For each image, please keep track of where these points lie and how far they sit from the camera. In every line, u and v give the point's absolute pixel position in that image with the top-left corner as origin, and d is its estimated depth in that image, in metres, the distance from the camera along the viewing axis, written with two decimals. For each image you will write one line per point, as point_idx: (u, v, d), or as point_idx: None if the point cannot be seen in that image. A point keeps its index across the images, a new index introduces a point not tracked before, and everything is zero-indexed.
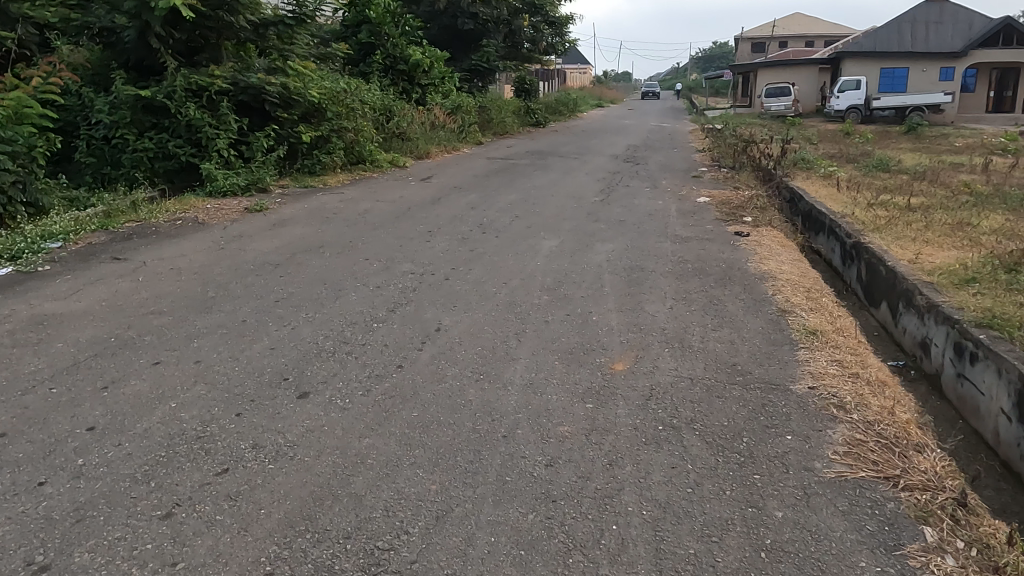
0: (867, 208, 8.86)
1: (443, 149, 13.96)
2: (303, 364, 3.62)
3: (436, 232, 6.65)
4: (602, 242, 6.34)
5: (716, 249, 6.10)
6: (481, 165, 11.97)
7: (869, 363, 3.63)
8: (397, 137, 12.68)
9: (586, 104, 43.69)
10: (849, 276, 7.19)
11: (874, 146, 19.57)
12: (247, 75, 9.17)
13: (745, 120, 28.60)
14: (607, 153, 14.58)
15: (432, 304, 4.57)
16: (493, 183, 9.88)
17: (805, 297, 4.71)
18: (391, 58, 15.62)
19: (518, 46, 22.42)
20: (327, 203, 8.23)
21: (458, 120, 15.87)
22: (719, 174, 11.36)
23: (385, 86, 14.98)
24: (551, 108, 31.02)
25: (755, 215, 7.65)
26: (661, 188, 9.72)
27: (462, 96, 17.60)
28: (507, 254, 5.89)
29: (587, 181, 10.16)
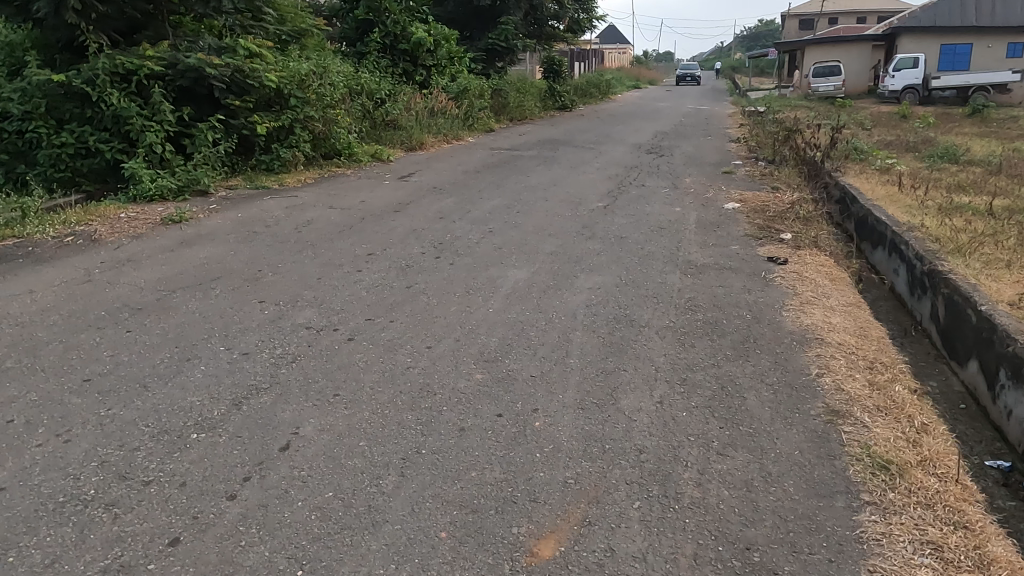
0: (941, 216, 7.12)
1: (442, 138, 12.45)
2: (11, 538, 2.16)
3: (376, 256, 5.17)
4: (587, 273, 4.78)
5: (738, 287, 4.50)
6: (479, 158, 10.44)
7: (990, 559, 2.04)
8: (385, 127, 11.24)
9: (622, 86, 41.65)
10: (923, 313, 5.51)
11: (935, 132, 17.51)
12: (188, 55, 7.76)
13: (790, 102, 26.48)
14: (630, 143, 12.90)
15: (303, 391, 3.09)
16: (484, 182, 8.35)
17: (868, 386, 3.10)
18: (391, 37, 14.14)
19: (541, 23, 20.77)
20: (270, 209, 6.80)
21: (465, 106, 14.34)
22: (756, 170, 9.65)
23: (382, 69, 13.53)
24: (583, 90, 29.18)
25: (798, 229, 5.99)
26: (683, 188, 8.10)
27: (474, 79, 16.04)
28: (452, 293, 4.38)
29: (596, 180, 8.58)
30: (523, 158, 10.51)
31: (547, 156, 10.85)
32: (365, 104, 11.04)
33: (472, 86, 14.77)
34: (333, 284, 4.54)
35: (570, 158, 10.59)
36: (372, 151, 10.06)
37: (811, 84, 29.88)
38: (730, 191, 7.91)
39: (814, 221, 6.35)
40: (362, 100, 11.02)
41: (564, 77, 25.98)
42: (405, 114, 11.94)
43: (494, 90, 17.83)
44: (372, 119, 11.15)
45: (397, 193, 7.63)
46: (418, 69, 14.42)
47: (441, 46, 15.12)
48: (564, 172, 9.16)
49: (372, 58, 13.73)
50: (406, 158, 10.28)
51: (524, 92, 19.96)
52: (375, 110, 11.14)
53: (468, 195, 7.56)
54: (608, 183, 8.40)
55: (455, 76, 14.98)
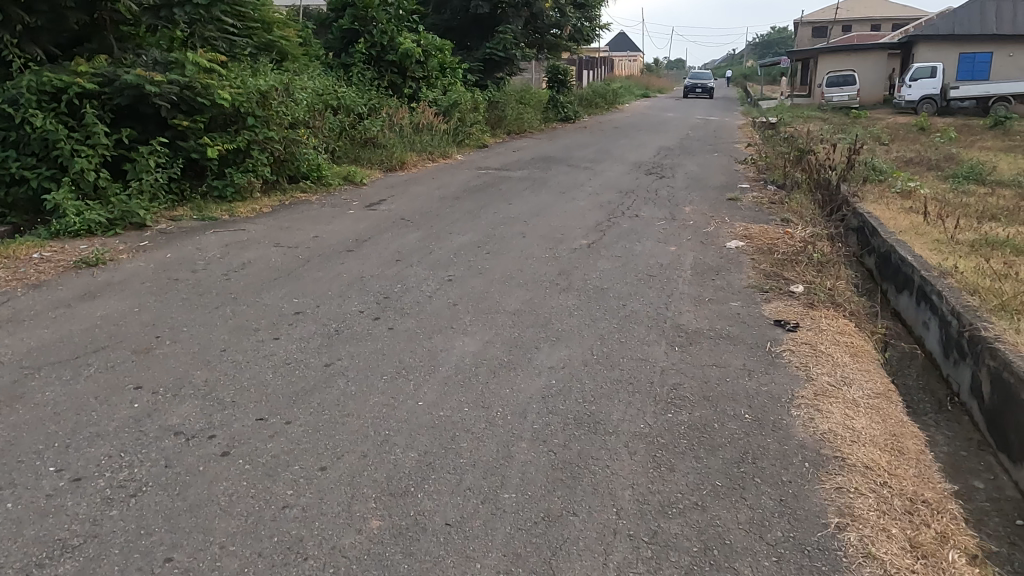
0: (975, 257, 6.21)
1: (427, 156, 11.63)
2: None
3: (305, 316, 4.33)
4: (553, 343, 3.93)
5: (735, 366, 3.63)
6: (462, 180, 9.62)
7: None
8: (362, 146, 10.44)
9: (631, 95, 40.78)
10: (963, 384, 4.60)
11: (957, 147, 16.51)
12: (128, 71, 6.97)
13: (803, 113, 25.53)
14: (630, 161, 12.03)
15: (125, 554, 2.24)
16: (460, 211, 7.51)
17: (910, 551, 2.24)
18: (377, 47, 13.36)
19: (542, 32, 19.95)
20: (207, 247, 5.98)
21: (455, 121, 13.52)
22: (765, 195, 8.77)
23: (366, 81, 12.74)
24: (588, 100, 28.27)
25: (812, 277, 5.11)
26: (681, 220, 7.24)
27: (468, 92, 15.25)
28: (379, 374, 3.53)
29: (586, 208, 7.74)
30: (510, 180, 9.69)
31: (538, 178, 10.01)
32: (340, 121, 10.24)
33: (464, 99, 13.97)
34: (238, 359, 3.70)
35: (562, 180, 9.76)
36: (344, 173, 9.24)
37: (825, 94, 28.90)
38: (734, 223, 7.04)
39: (832, 266, 5.46)
40: (337, 116, 10.23)
41: (569, 87, 25.13)
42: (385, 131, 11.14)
43: (491, 102, 17.02)
44: (349, 137, 10.34)
45: (359, 227, 6.80)
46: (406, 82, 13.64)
47: (432, 57, 14.35)
48: (551, 198, 8.32)
49: (356, 70, 12.94)
50: (383, 181, 9.48)
51: (524, 103, 19.15)
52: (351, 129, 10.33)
53: (438, 228, 6.72)
54: (599, 212, 7.56)
55: (446, 89, 14.19)
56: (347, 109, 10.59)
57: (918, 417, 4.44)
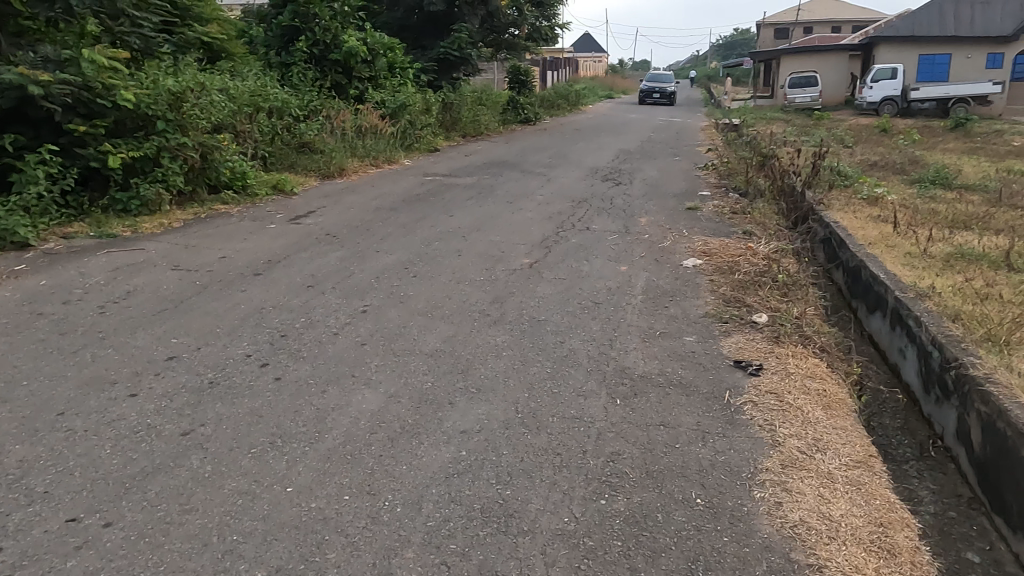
0: (952, 274, 5.69)
1: (371, 162, 10.89)
2: None
3: (178, 363, 3.61)
4: (470, 397, 3.26)
5: (685, 428, 3.01)
6: (404, 188, 8.91)
7: None
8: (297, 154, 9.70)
9: (595, 96, 40.37)
10: (948, 427, 4.04)
11: (921, 150, 16.21)
12: (12, 70, 6.16)
13: (766, 115, 25.25)
14: (587, 166, 11.43)
15: None
16: (393, 224, 6.81)
17: None
18: (320, 45, 12.60)
19: (499, 31, 19.31)
20: (91, 271, 5.20)
21: (404, 123, 12.80)
22: (726, 203, 8.22)
23: (307, 82, 11.98)
24: (550, 101, 27.68)
25: (776, 304, 4.52)
26: (635, 233, 6.64)
27: (420, 93, 14.56)
28: (246, 445, 2.83)
29: (534, 220, 7.10)
30: (456, 189, 9.01)
31: (487, 185, 9.35)
32: (272, 126, 9.47)
33: (414, 101, 13.27)
34: (75, 426, 2.97)
35: (512, 187, 9.11)
36: (273, 182, 8.48)
37: (788, 95, 28.71)
38: (693, 237, 6.46)
39: (798, 289, 4.88)
40: (269, 121, 9.46)
41: (530, 88, 24.55)
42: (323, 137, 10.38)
43: (445, 103, 16.33)
44: (282, 143, 9.57)
45: (276, 244, 6.06)
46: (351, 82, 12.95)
47: (380, 57, 13.65)
48: (496, 208, 7.66)
49: (296, 70, 12.16)
50: (317, 189, 8.74)
51: (481, 104, 18.50)
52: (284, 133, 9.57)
53: (364, 245, 6.02)
54: (547, 225, 6.93)
55: (395, 89, 13.48)
56: (281, 112, 9.82)
57: (899, 468, 3.86)
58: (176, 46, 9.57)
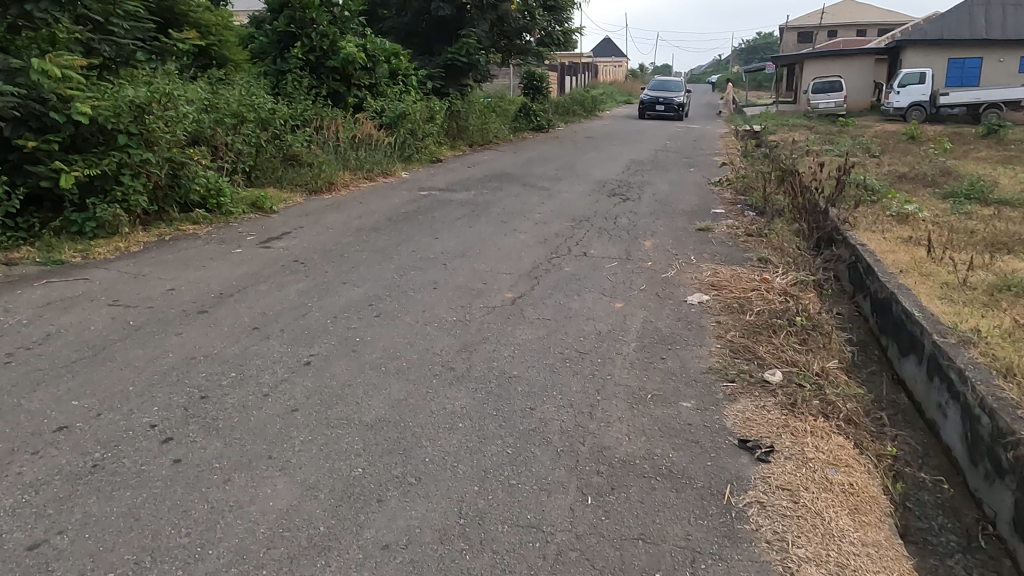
0: (997, 314, 4.96)
1: (365, 175, 10.32)
2: None
3: (68, 435, 3.01)
4: (406, 491, 2.63)
5: (670, 544, 2.34)
6: (393, 205, 8.32)
7: None
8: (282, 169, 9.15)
9: (613, 101, 39.70)
10: (1003, 512, 3.32)
11: (952, 159, 15.33)
12: None
13: (788, 121, 24.44)
14: (594, 179, 10.78)
15: None
16: (371, 249, 6.22)
17: None
18: (317, 52, 12.09)
19: (509, 37, 18.74)
20: (18, 306, 4.64)
21: (403, 133, 12.24)
22: (741, 222, 7.53)
23: (301, 91, 11.46)
24: (566, 107, 27.08)
25: (793, 356, 3.84)
26: (637, 260, 5.98)
27: (424, 101, 14.02)
28: (102, 567, 2.21)
29: (527, 243, 6.48)
30: (449, 205, 8.41)
31: (484, 201, 8.73)
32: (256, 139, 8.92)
33: (415, 109, 12.71)
34: None
35: (510, 203, 8.51)
36: (252, 200, 7.90)
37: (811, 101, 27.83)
38: (701, 265, 5.80)
39: (819, 335, 4.19)
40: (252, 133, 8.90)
41: (544, 94, 23.97)
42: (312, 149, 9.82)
43: (452, 112, 15.76)
44: (267, 155, 9.02)
45: (235, 273, 5.48)
46: (350, 90, 12.47)
47: (381, 64, 13.14)
48: (487, 228, 7.05)
49: (291, 78, 11.65)
50: (301, 206, 8.19)
51: (492, 111, 17.93)
52: (269, 146, 9.02)
53: (332, 273, 5.43)
54: (540, 249, 6.30)
55: (396, 97, 12.94)
56: (268, 124, 9.28)
57: (941, 563, 3.17)
58: (157, 55, 9.07)
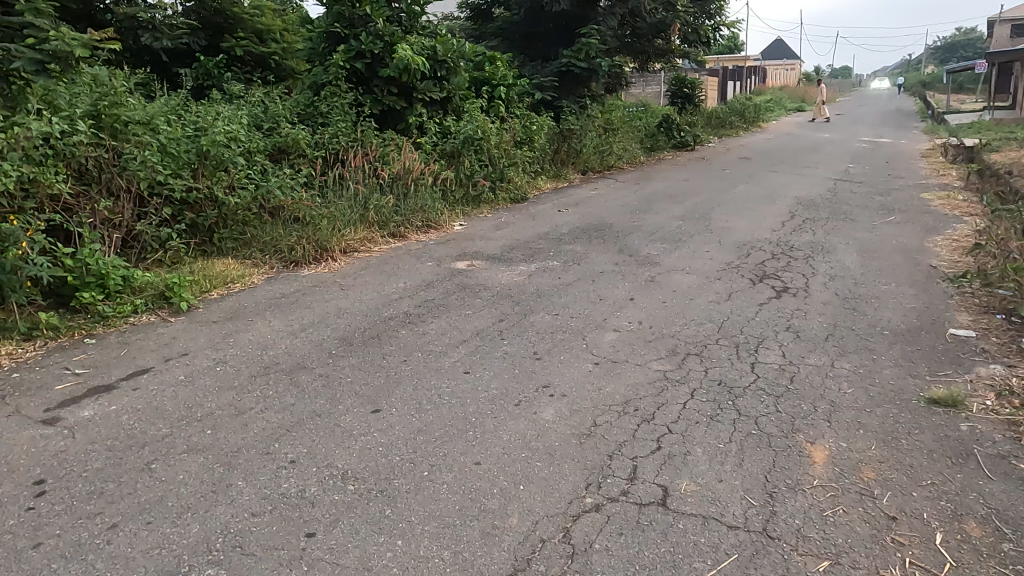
0: None
1: (395, 230, 7.29)
2: None
3: None
4: None
5: None
6: (386, 298, 5.19)
7: None
8: (252, 232, 6.41)
9: (784, 109, 34.58)
10: None
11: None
12: None
13: (1014, 133, 18.85)
14: (735, 237, 7.11)
15: None
16: (226, 443, 3.09)
17: None
18: (368, 61, 9.34)
19: (645, 36, 15.21)
20: None
21: (475, 164, 9.16)
22: (1019, 378, 3.66)
23: (337, 111, 8.74)
24: (722, 118, 23.02)
25: None
26: (790, 541, 2.40)
27: (517, 120, 10.88)
28: None
29: (548, 442, 3.07)
30: (474, 299, 5.14)
31: (539, 287, 5.39)
32: (208, 189, 6.19)
33: (494, 132, 9.56)
34: None
35: (577, 297, 5.09)
36: (159, 289, 5.07)
37: None
38: None
39: None
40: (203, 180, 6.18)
41: (693, 106, 20.48)
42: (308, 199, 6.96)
43: (561, 131, 12.45)
44: (224, 211, 6.25)
45: None
46: (411, 108, 9.58)
47: (458, 73, 10.17)
48: (492, 378, 3.69)
49: (328, 95, 8.93)
50: (240, 296, 5.28)
51: (622, 125, 14.39)
52: (231, 199, 6.27)
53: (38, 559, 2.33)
54: (565, 468, 2.87)
55: (474, 115, 9.85)
56: (238, 168, 6.56)
57: None
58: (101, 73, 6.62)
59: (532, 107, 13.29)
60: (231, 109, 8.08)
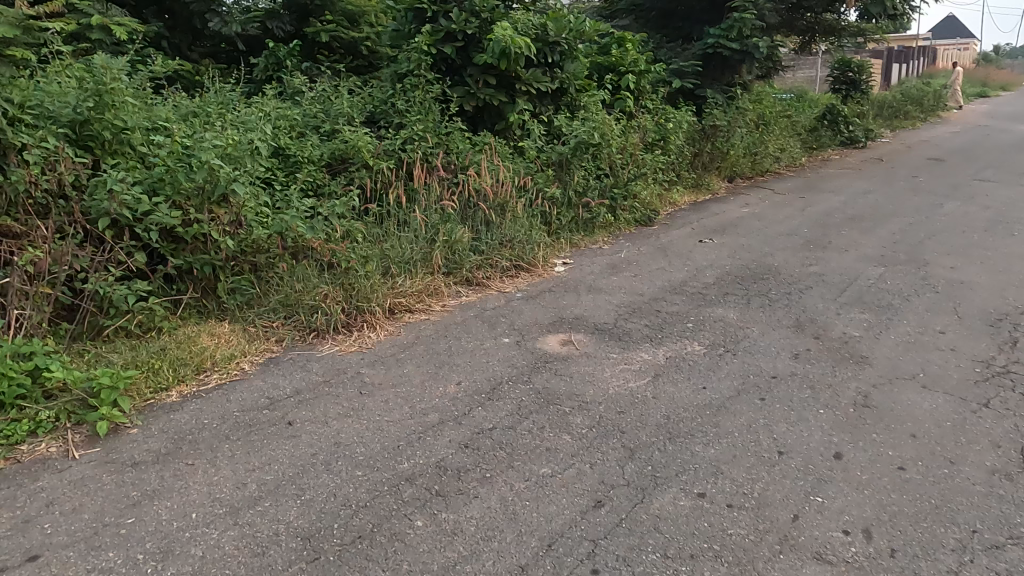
0: None
1: (470, 275, 5.33)
2: None
3: None
4: None
5: None
6: (418, 421, 3.23)
7: None
8: (264, 284, 4.65)
9: (964, 95, 29.86)
10: None
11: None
12: None
13: None
14: (978, 304, 4.62)
15: None
16: None
17: None
18: (460, 45, 7.42)
19: (813, 10, 12.41)
20: None
21: (590, 176, 7.05)
22: None
23: (415, 108, 6.88)
24: (897, 107, 19.49)
25: None
26: None
27: (649, 116, 8.64)
28: None
29: None
30: (559, 435, 3.09)
31: (670, 411, 3.26)
32: (206, 224, 4.45)
33: (617, 133, 7.39)
34: None
35: (736, 447, 2.93)
36: (76, 400, 3.28)
37: None
38: None
39: None
40: (198, 211, 4.44)
41: (863, 95, 17.26)
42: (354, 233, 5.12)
43: (704, 128, 10.08)
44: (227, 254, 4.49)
45: None
46: (512, 104, 7.57)
47: (575, 59, 8.08)
48: None
49: (407, 89, 7.10)
50: (205, 401, 3.48)
51: (779, 121, 11.77)
52: (234, 240, 4.54)
53: None
54: None
55: (593, 112, 7.72)
56: (257, 192, 4.82)
57: None
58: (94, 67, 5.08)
59: (667, 98, 10.97)
60: (281, 110, 6.42)
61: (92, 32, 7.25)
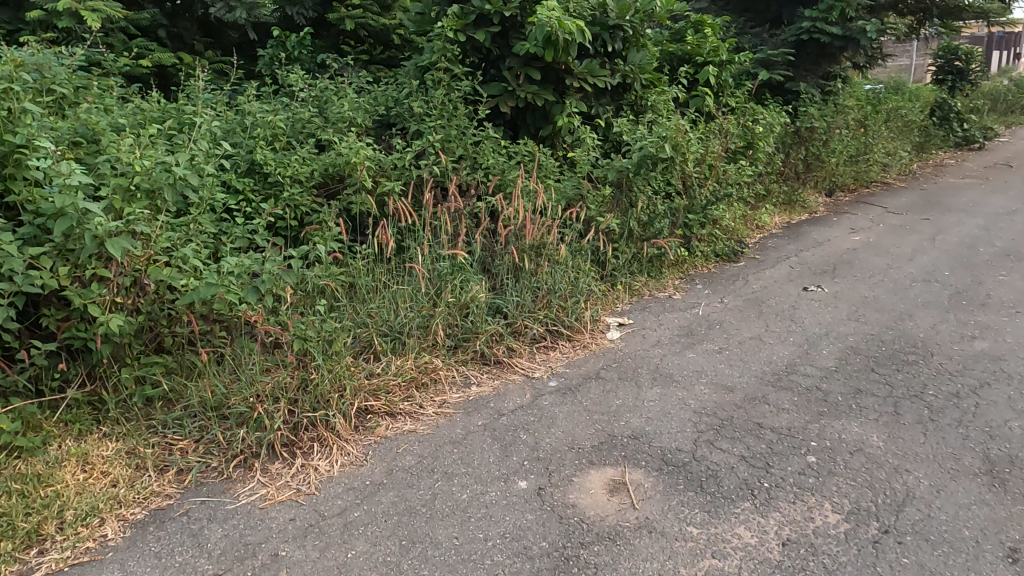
0: None
1: (482, 351, 3.83)
2: None
3: None
4: None
5: None
6: None
7: None
8: (183, 373, 3.26)
9: None
10: None
11: None
12: None
13: None
14: None
15: None
16: None
17: None
18: (495, 30, 5.88)
19: None
20: None
21: (658, 198, 5.44)
22: None
23: (434, 109, 5.39)
24: (1009, 98, 17.06)
25: None
26: None
27: (733, 117, 6.94)
28: None
29: None
30: None
31: None
32: (96, 289, 3.07)
33: (694, 143, 5.76)
34: None
35: None
36: None
37: None
38: None
39: None
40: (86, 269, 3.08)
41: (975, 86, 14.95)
42: (324, 292, 3.68)
43: (798, 130, 8.28)
44: (127, 331, 3.09)
45: None
46: (562, 104, 6.01)
47: (641, 47, 6.44)
48: None
49: (428, 86, 5.62)
50: None
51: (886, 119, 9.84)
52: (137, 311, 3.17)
53: None
54: None
55: (663, 115, 6.10)
56: (183, 239, 3.41)
57: None
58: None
59: (752, 93, 9.17)
60: (263, 114, 5.02)
61: (59, 19, 5.94)
